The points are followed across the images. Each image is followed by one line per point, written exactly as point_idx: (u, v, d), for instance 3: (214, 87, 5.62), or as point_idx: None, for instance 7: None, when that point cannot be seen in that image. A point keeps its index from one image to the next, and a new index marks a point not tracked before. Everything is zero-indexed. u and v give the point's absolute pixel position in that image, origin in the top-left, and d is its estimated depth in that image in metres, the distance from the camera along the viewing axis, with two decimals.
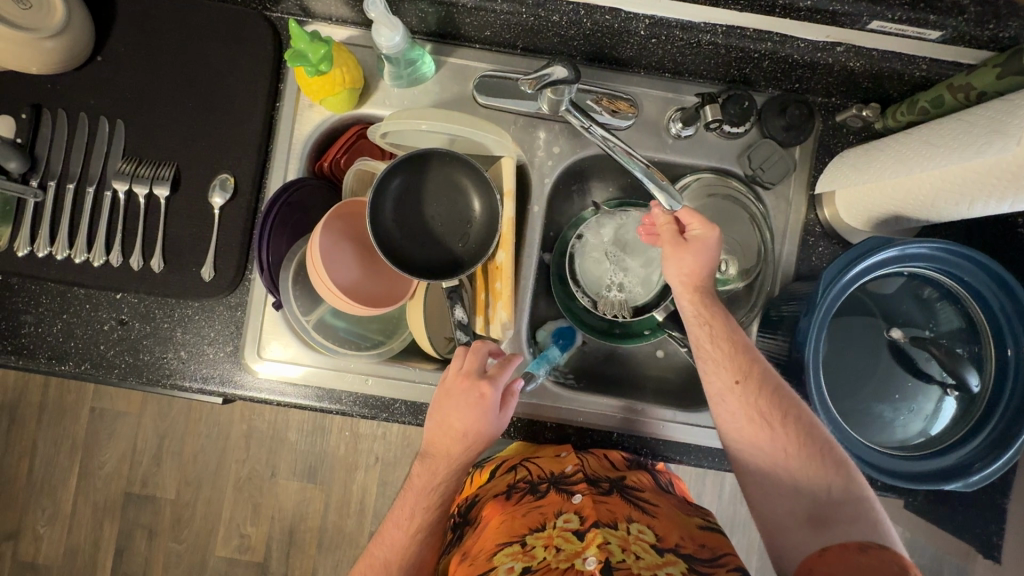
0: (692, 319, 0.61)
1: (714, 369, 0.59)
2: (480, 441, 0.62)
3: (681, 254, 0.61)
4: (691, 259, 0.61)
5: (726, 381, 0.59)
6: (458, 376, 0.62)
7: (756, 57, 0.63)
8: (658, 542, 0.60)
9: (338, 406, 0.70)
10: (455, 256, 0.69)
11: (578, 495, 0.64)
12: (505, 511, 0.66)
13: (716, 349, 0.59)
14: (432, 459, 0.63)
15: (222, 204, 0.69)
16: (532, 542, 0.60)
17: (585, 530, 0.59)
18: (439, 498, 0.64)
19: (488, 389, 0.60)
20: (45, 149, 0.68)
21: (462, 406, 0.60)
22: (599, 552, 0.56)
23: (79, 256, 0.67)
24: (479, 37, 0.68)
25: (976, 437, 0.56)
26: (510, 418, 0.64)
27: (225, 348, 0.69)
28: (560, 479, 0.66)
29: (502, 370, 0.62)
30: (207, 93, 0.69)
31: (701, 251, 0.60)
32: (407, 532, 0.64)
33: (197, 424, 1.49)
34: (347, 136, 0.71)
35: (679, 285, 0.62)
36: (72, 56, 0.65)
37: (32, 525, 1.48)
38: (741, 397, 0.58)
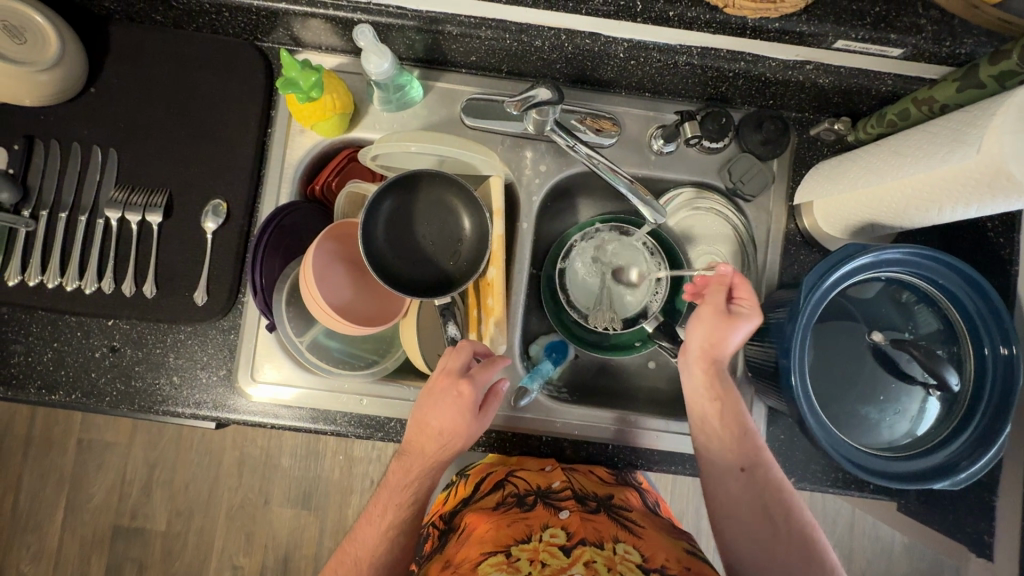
0: (703, 393, 0.62)
1: (716, 454, 0.62)
2: (458, 441, 0.63)
3: (721, 334, 0.60)
4: (726, 331, 0.60)
5: (732, 462, 0.61)
6: (440, 376, 0.63)
7: (731, 76, 0.66)
8: (644, 562, 0.60)
9: (331, 428, 0.70)
10: (447, 273, 0.71)
11: (566, 511, 0.65)
12: (489, 520, 0.65)
13: (723, 429, 0.62)
14: (407, 456, 0.64)
15: (215, 228, 0.69)
16: (517, 553, 0.60)
17: (572, 546, 0.61)
18: (413, 495, 0.65)
19: (467, 388, 0.61)
20: (37, 179, 0.68)
21: (442, 408, 0.61)
22: (584, 569, 0.58)
23: (70, 284, 0.68)
24: (465, 62, 0.70)
25: (961, 435, 0.57)
26: (489, 422, 0.65)
27: (218, 372, 0.69)
28: (547, 493, 0.67)
29: (484, 370, 0.63)
30: (200, 121, 0.70)
31: (737, 332, 0.60)
32: (377, 529, 0.64)
33: (188, 452, 1.47)
34: (338, 159, 0.72)
35: (699, 353, 0.62)
36: (63, 89, 0.66)
37: (16, 563, 1.44)
38: (744, 483, 0.60)
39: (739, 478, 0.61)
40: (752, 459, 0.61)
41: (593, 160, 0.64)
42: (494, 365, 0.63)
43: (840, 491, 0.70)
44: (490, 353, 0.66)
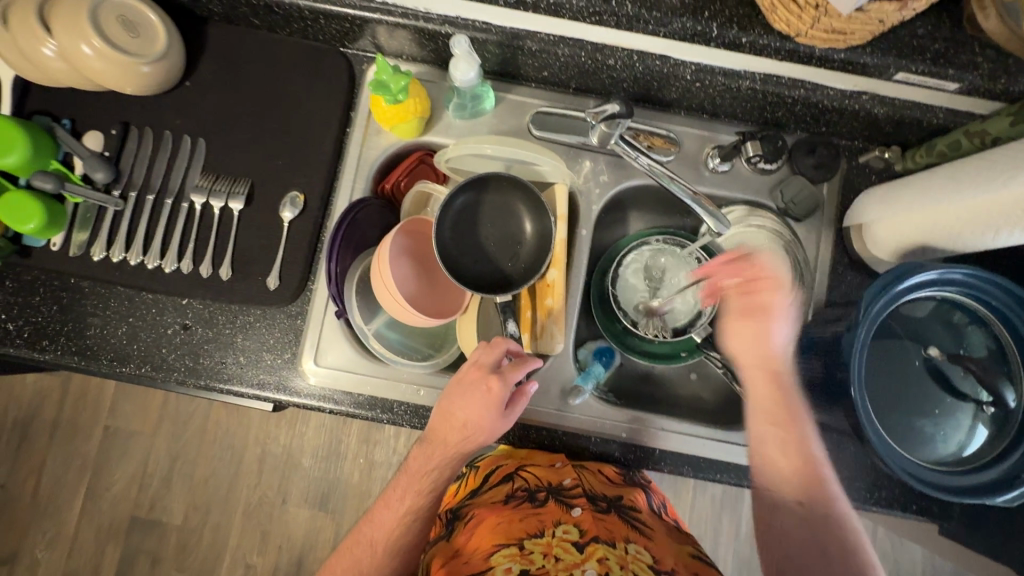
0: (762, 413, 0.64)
1: (776, 484, 0.62)
2: (481, 435, 0.64)
3: (756, 329, 0.64)
4: (753, 327, 0.64)
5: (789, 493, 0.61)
6: (472, 367, 0.65)
7: (789, 103, 0.70)
8: (655, 564, 0.61)
9: (384, 417, 0.72)
10: (507, 274, 0.74)
11: (578, 508, 0.66)
12: (501, 513, 0.67)
13: (786, 459, 0.62)
14: (431, 444, 0.66)
15: (291, 218, 0.73)
16: (529, 546, 0.62)
17: (585, 542, 0.62)
18: (432, 484, 0.66)
19: (497, 385, 0.63)
20: (129, 163, 0.73)
21: (472, 398, 0.63)
22: (597, 565, 0.59)
23: (152, 262, 0.71)
24: (537, 77, 0.75)
25: (1012, 454, 0.58)
26: (513, 422, 0.66)
27: (282, 355, 0.72)
28: (559, 490, 0.69)
29: (515, 369, 0.65)
30: (284, 117, 0.75)
31: (762, 323, 0.64)
32: (395, 513, 0.66)
33: (211, 446, 1.48)
34: (409, 160, 0.76)
35: (744, 355, 0.65)
36: (163, 81, 0.71)
37: (30, 549, 1.43)
38: (801, 518, 0.60)
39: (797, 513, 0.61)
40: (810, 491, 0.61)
41: (654, 170, 0.66)
42: (526, 366, 0.66)
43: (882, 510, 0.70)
44: (522, 353, 0.68)
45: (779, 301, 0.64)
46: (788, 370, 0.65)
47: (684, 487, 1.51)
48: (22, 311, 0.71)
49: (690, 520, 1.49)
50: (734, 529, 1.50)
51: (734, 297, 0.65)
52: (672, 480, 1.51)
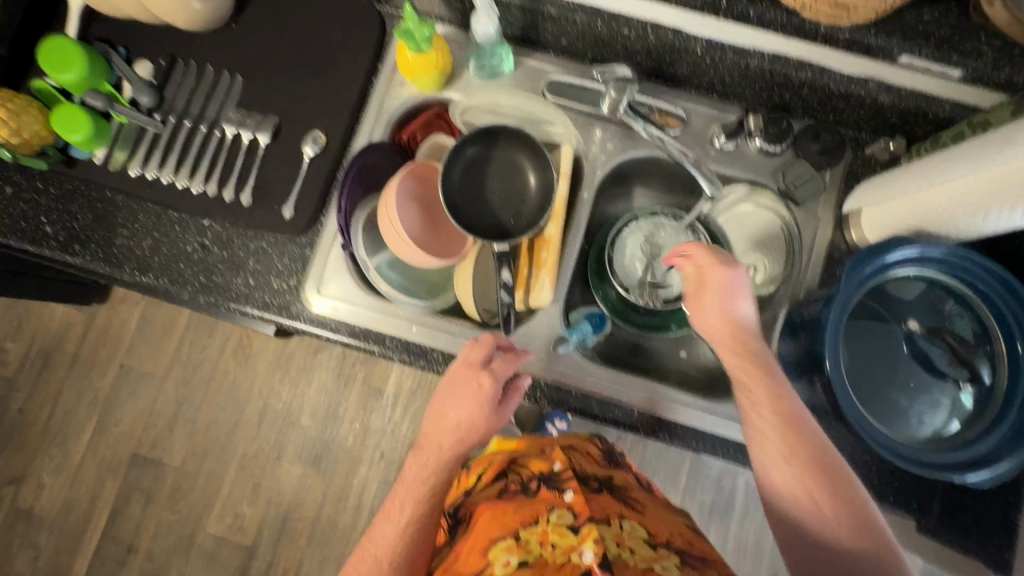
0: (747, 396, 0.60)
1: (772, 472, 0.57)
2: (476, 433, 0.67)
3: (702, 305, 0.63)
4: (713, 309, 0.62)
5: (784, 468, 0.56)
6: (462, 367, 0.68)
7: (797, 85, 0.72)
8: (651, 537, 0.64)
9: (378, 349, 0.76)
10: (507, 227, 0.77)
11: (570, 492, 0.66)
12: (496, 508, 0.69)
13: (764, 428, 0.58)
14: (424, 451, 0.69)
15: (311, 154, 0.77)
16: (526, 535, 0.62)
17: (580, 524, 0.61)
18: (429, 489, 0.68)
19: (487, 380, 0.66)
20: (173, 91, 0.79)
21: (465, 398, 0.67)
22: (595, 546, 0.58)
23: (181, 182, 0.77)
24: (556, 45, 0.79)
25: (1010, 412, 0.59)
26: (508, 415, 0.70)
27: (289, 281, 0.76)
28: (551, 477, 0.70)
29: (504, 365, 0.68)
30: (317, 63, 0.80)
31: (716, 298, 0.62)
32: (396, 525, 0.67)
33: (217, 394, 1.53)
34: (426, 115, 0.81)
35: (713, 339, 0.63)
36: (211, 19, 0.77)
37: (37, 473, 1.50)
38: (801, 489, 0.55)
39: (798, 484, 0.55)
40: (806, 455, 0.56)
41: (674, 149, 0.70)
42: (513, 360, 0.69)
43: None
44: (511, 347, 0.71)
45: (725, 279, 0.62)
46: (755, 340, 0.62)
47: (673, 490, 1.49)
48: (60, 217, 0.77)
49: None
50: (720, 539, 1.48)
51: (687, 287, 0.65)
52: (661, 482, 1.50)
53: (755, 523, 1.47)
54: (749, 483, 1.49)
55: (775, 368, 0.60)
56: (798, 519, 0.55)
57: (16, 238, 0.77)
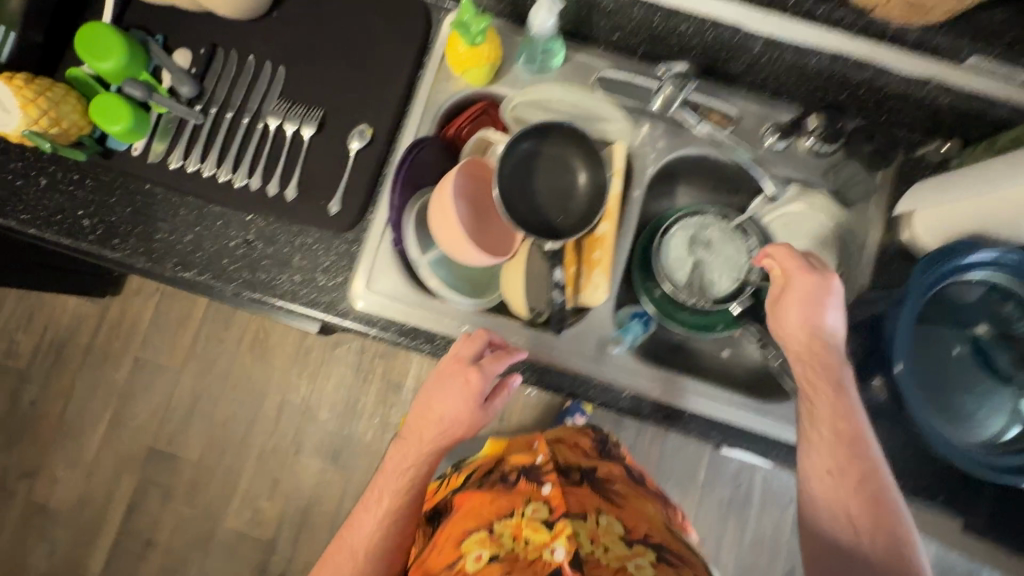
0: (813, 411, 0.62)
1: (821, 489, 0.61)
2: (459, 426, 0.67)
3: (795, 321, 0.64)
4: (800, 323, 0.63)
5: (836, 492, 0.60)
6: (451, 360, 0.67)
7: (854, 84, 0.71)
8: (627, 534, 0.69)
9: (427, 347, 0.77)
10: (556, 226, 0.76)
11: (549, 486, 0.72)
12: (479, 498, 0.75)
13: (827, 454, 0.61)
14: (406, 441, 0.70)
15: (358, 148, 0.75)
16: (501, 528, 0.67)
17: (555, 519, 0.66)
18: (409, 484, 0.70)
19: (474, 377, 0.66)
20: (213, 82, 0.76)
21: (450, 390, 0.66)
22: (567, 543, 0.62)
23: (223, 176, 0.75)
24: (607, 39, 0.77)
25: None
26: (494, 411, 0.69)
27: (336, 278, 0.75)
28: (532, 472, 0.77)
29: (493, 362, 0.67)
30: (361, 53, 0.78)
31: (813, 313, 0.63)
32: (375, 515, 0.70)
33: (234, 388, 1.52)
34: (473, 108, 0.79)
35: (794, 355, 0.65)
36: (253, 7, 0.75)
37: (51, 466, 1.48)
38: (851, 514, 0.59)
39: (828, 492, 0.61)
40: (861, 487, 0.59)
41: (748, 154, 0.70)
42: (504, 358, 0.68)
43: (910, 499, 0.69)
44: (503, 346, 0.70)
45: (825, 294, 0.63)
46: (833, 353, 0.63)
47: (691, 486, 1.50)
48: (97, 210, 0.75)
49: (694, 522, 1.49)
50: (738, 535, 1.49)
51: (775, 297, 0.66)
52: (680, 478, 1.51)
53: (773, 518, 1.49)
54: (767, 479, 1.51)
55: (849, 392, 0.62)
56: (829, 539, 0.60)
57: (53, 231, 0.75)
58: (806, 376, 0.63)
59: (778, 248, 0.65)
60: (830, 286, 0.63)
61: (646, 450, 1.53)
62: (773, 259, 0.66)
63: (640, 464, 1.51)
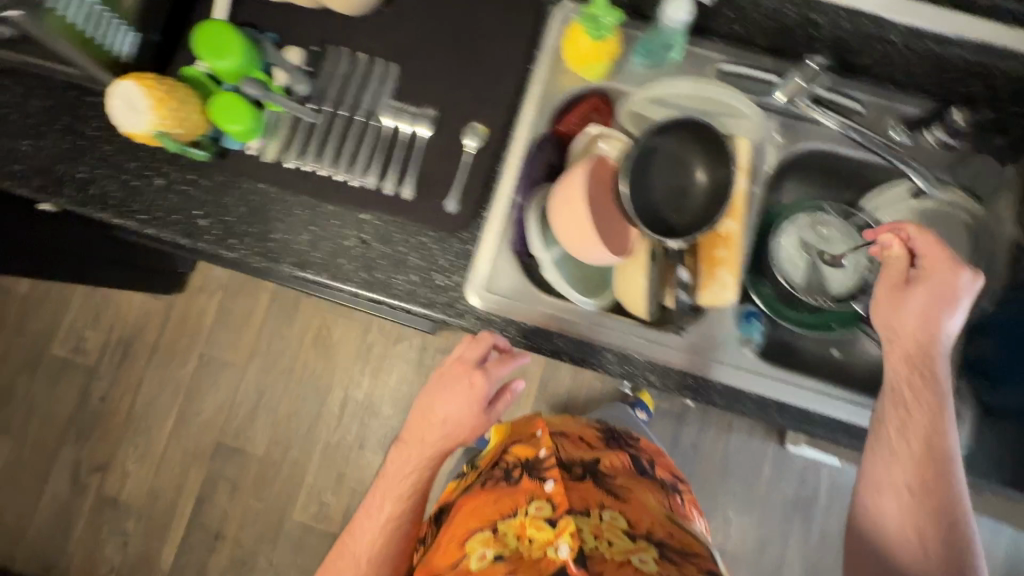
0: (903, 398, 0.64)
1: (884, 472, 0.64)
2: (459, 429, 0.71)
3: (906, 302, 0.65)
4: (910, 309, 0.64)
5: (899, 479, 0.64)
6: (457, 363, 0.72)
7: (990, 76, 0.70)
8: (630, 528, 0.64)
9: (543, 347, 0.74)
10: (671, 223, 0.73)
11: (551, 481, 0.66)
12: (480, 497, 0.71)
13: (900, 442, 0.64)
14: (407, 444, 0.74)
15: (474, 146, 0.75)
16: (504, 528, 0.64)
17: (557, 517, 0.61)
18: (411, 485, 0.75)
19: (479, 379, 0.70)
20: (325, 80, 0.76)
21: (456, 393, 0.71)
22: (571, 541, 0.59)
23: (339, 175, 0.74)
24: (725, 31, 0.75)
25: None
26: (495, 411, 0.73)
27: (453, 278, 0.74)
28: (532, 465, 0.71)
29: (496, 365, 0.71)
30: (472, 49, 0.76)
31: (931, 302, 0.64)
32: (379, 519, 0.75)
33: (297, 384, 1.53)
34: (583, 105, 0.77)
35: (888, 340, 0.66)
36: (368, 4, 0.74)
37: (121, 461, 1.51)
38: (910, 496, 0.63)
39: (906, 500, 0.64)
40: (925, 480, 0.63)
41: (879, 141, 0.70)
42: (508, 361, 0.71)
43: None
44: (509, 348, 0.73)
45: (954, 284, 0.63)
46: (939, 356, 0.64)
47: (757, 484, 1.49)
48: (213, 210, 0.75)
49: (761, 520, 1.48)
50: (805, 533, 1.48)
51: (888, 281, 0.67)
52: (745, 476, 1.49)
53: (841, 517, 1.47)
54: (834, 477, 1.49)
55: (947, 409, 0.63)
56: (876, 524, 0.65)
57: (170, 232, 0.74)
58: (915, 391, 0.64)
59: (901, 226, 0.67)
60: (959, 280, 0.63)
61: (710, 448, 1.51)
62: (892, 241, 0.67)
63: (704, 462, 1.50)
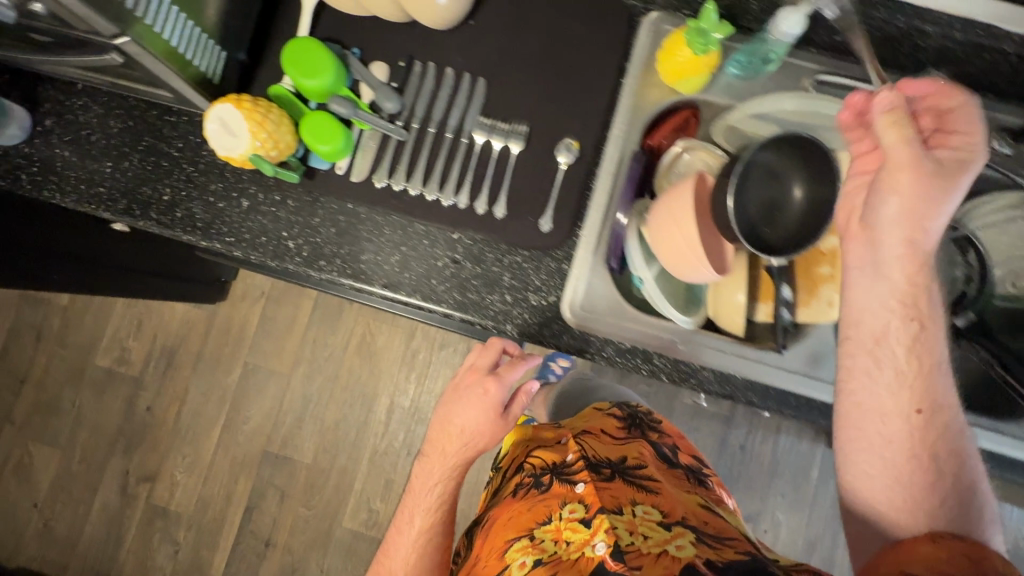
0: (907, 310, 0.60)
1: (890, 395, 0.60)
2: (479, 435, 0.76)
3: (918, 183, 0.58)
4: (923, 186, 0.58)
5: (909, 403, 0.59)
6: (469, 371, 0.77)
7: None
8: (664, 518, 0.64)
9: (643, 368, 0.73)
10: (769, 240, 0.69)
11: (582, 484, 0.69)
12: (517, 505, 0.74)
13: (908, 361, 0.60)
14: (430, 457, 0.79)
15: (567, 163, 0.73)
16: (541, 534, 0.67)
17: (591, 516, 0.64)
18: (438, 497, 0.78)
19: (492, 385, 0.75)
20: (412, 96, 0.74)
21: (471, 398, 0.75)
22: (606, 537, 0.60)
23: (431, 194, 0.73)
24: (823, 41, 0.74)
25: None
26: (513, 414, 0.78)
27: (548, 297, 0.73)
28: (563, 470, 0.73)
29: (508, 369, 0.75)
30: (562, 62, 0.75)
31: (933, 183, 0.58)
32: (410, 537, 0.77)
33: (343, 391, 1.52)
34: (676, 118, 0.75)
35: (899, 225, 0.59)
36: (457, 17, 0.72)
37: (170, 471, 1.51)
38: (909, 421, 0.59)
39: (916, 422, 0.60)
40: (931, 401, 0.60)
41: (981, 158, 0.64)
42: (520, 363, 0.76)
43: None
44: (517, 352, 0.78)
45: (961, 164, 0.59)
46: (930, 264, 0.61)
47: (807, 486, 1.49)
48: (301, 231, 0.73)
49: (811, 522, 1.48)
50: None
51: (894, 153, 0.58)
52: (795, 478, 1.49)
53: None
54: None
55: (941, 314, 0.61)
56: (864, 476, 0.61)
57: (259, 253, 0.73)
58: (903, 295, 0.60)
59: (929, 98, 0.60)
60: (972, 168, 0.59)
61: (759, 451, 1.51)
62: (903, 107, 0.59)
63: (754, 465, 1.50)
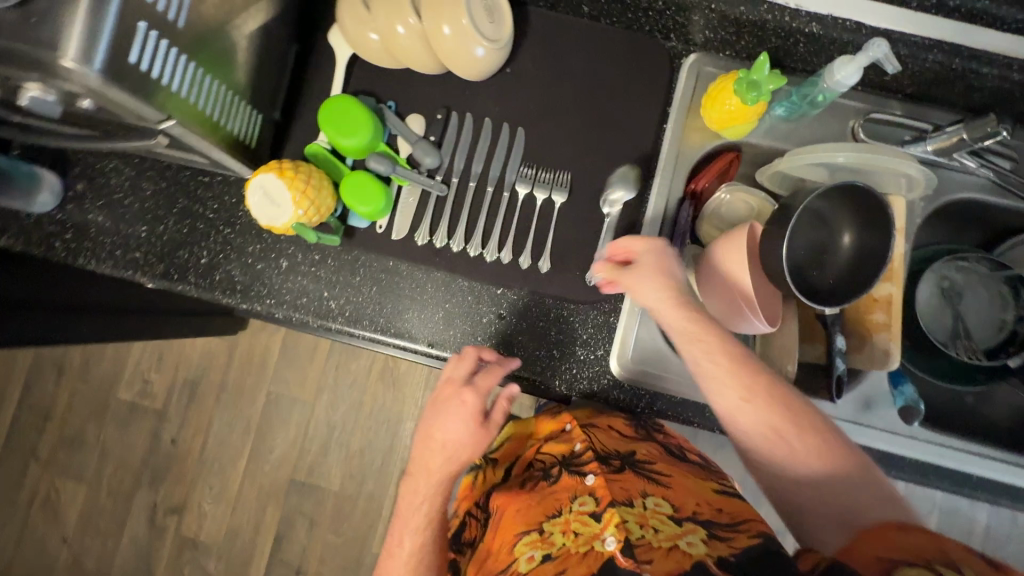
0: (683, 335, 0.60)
1: (736, 413, 0.58)
2: (463, 449, 0.66)
3: (648, 282, 0.62)
4: (655, 275, 0.62)
5: (733, 395, 0.58)
6: (447, 383, 0.66)
7: None
8: (675, 512, 0.55)
9: (696, 421, 0.72)
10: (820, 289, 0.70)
11: (590, 476, 0.60)
12: (518, 499, 0.64)
13: (712, 363, 0.59)
14: (414, 477, 0.67)
15: (613, 214, 0.72)
16: (550, 528, 0.58)
17: (601, 510, 0.55)
18: (427, 513, 0.66)
19: (471, 396, 0.65)
20: (451, 149, 0.73)
21: (449, 411, 0.65)
22: (617, 532, 0.52)
23: (474, 250, 0.72)
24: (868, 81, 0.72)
25: None
26: (496, 427, 0.67)
27: (596, 351, 0.71)
28: (570, 460, 0.64)
29: (486, 377, 0.65)
30: (603, 109, 0.74)
31: (651, 267, 0.63)
32: (403, 560, 0.65)
33: (368, 417, 1.52)
34: (721, 162, 0.72)
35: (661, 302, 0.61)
36: (495, 68, 0.71)
37: (197, 502, 1.51)
38: (750, 411, 0.58)
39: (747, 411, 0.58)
40: (756, 387, 0.58)
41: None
42: (498, 371, 0.66)
43: None
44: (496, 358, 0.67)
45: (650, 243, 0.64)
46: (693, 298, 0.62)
47: None
48: (342, 290, 0.72)
49: None
50: None
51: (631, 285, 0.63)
52: None
53: None
54: None
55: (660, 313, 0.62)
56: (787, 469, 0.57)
57: (301, 314, 0.71)
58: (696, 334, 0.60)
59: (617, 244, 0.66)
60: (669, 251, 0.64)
61: None
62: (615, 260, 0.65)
63: None
